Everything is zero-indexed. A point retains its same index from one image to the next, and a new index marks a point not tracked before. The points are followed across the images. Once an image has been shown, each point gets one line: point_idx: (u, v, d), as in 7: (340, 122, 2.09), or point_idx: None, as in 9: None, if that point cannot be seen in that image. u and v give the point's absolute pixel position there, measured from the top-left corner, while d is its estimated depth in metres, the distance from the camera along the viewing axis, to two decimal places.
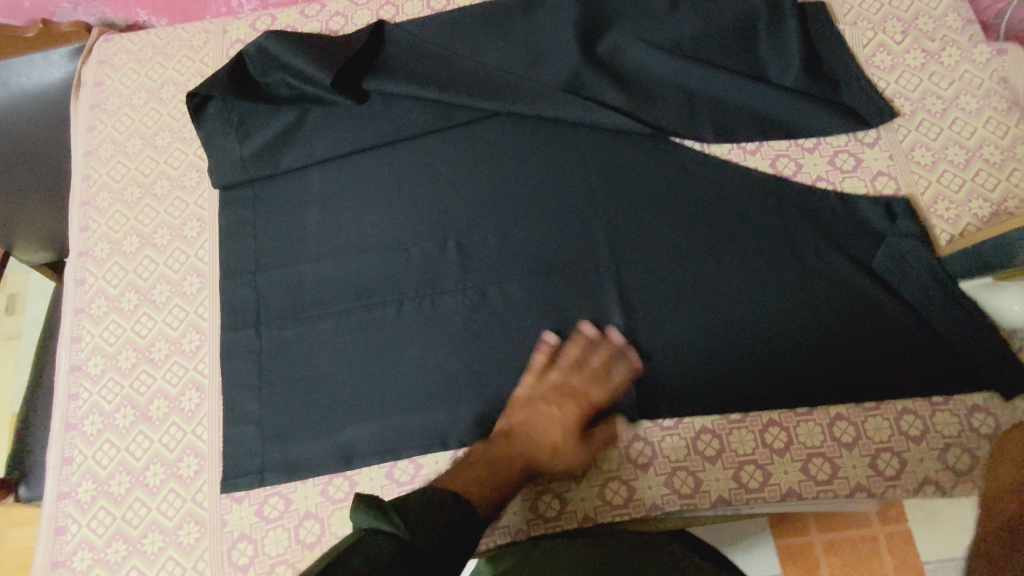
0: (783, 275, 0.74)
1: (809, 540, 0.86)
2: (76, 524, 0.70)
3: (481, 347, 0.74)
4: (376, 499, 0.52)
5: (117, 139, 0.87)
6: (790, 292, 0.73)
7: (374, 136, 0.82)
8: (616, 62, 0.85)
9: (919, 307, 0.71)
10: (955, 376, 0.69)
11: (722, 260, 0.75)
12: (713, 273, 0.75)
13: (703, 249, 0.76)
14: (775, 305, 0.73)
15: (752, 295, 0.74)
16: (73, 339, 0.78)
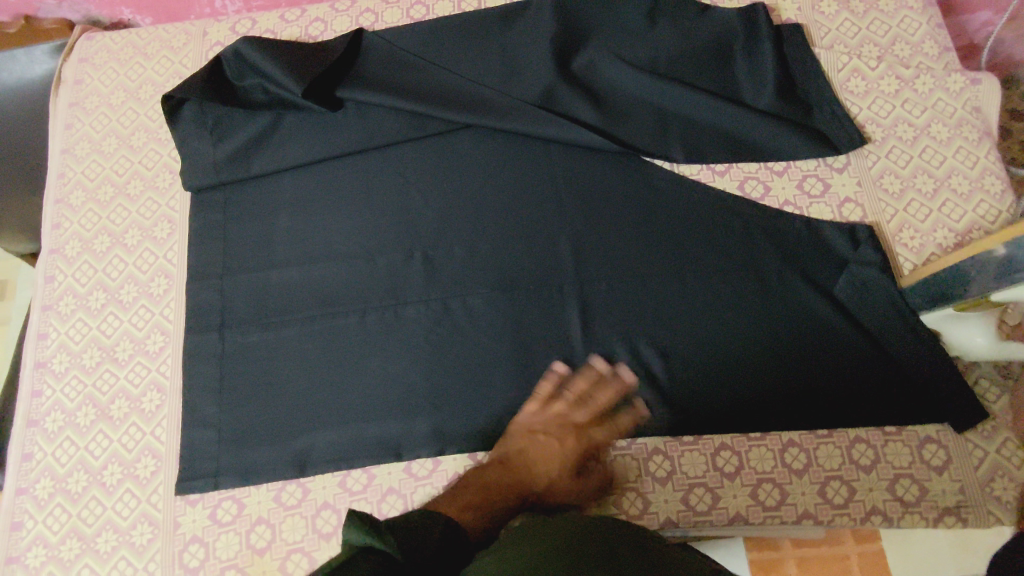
0: (745, 299, 0.74)
1: (781, 556, 0.72)
2: (32, 520, 0.71)
3: (440, 359, 0.74)
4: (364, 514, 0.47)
5: (93, 138, 0.88)
6: (751, 316, 0.73)
7: (347, 143, 0.83)
8: (592, 77, 0.85)
9: (877, 336, 0.71)
10: (906, 406, 0.69)
11: (686, 282, 0.75)
12: (677, 294, 0.75)
13: (667, 269, 0.76)
14: (735, 329, 0.73)
15: (713, 317, 0.74)
16: (39, 336, 0.79)
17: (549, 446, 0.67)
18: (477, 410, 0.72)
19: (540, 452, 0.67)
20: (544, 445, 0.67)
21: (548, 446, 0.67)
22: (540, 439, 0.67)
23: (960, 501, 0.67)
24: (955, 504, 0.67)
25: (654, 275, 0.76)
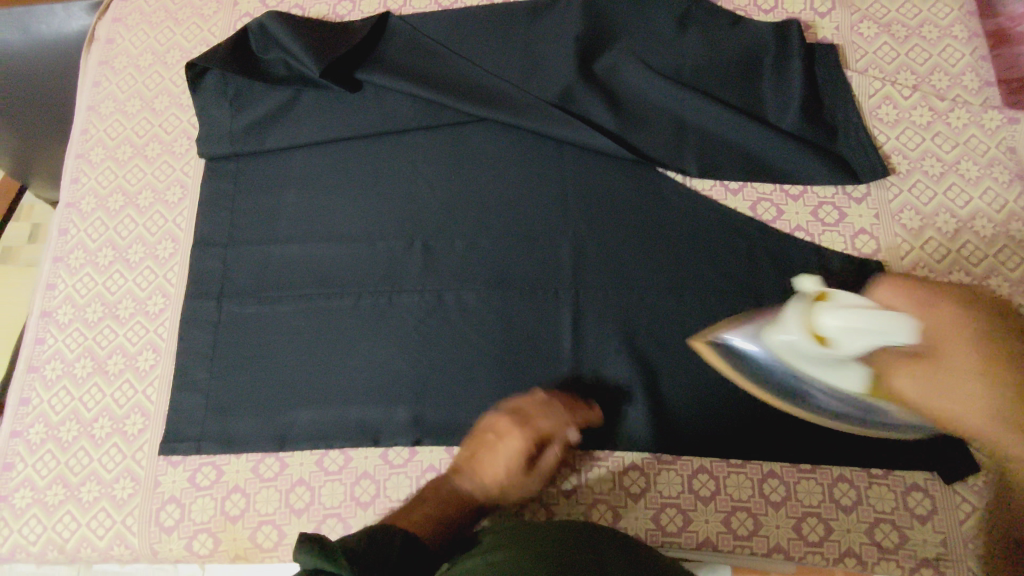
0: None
1: None
2: (22, 463, 0.74)
3: (428, 351, 0.75)
4: (317, 536, 0.48)
5: (118, 98, 0.90)
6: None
7: (361, 126, 0.83)
8: (613, 81, 0.84)
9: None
10: (900, 451, 0.67)
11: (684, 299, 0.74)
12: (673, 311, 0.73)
13: (666, 284, 0.75)
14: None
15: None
16: (48, 286, 0.82)
17: (494, 446, 0.66)
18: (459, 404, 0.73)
19: (489, 452, 0.66)
20: (493, 450, 0.66)
21: (493, 441, 0.66)
22: (486, 442, 0.66)
23: (940, 554, 0.65)
24: (935, 557, 0.65)
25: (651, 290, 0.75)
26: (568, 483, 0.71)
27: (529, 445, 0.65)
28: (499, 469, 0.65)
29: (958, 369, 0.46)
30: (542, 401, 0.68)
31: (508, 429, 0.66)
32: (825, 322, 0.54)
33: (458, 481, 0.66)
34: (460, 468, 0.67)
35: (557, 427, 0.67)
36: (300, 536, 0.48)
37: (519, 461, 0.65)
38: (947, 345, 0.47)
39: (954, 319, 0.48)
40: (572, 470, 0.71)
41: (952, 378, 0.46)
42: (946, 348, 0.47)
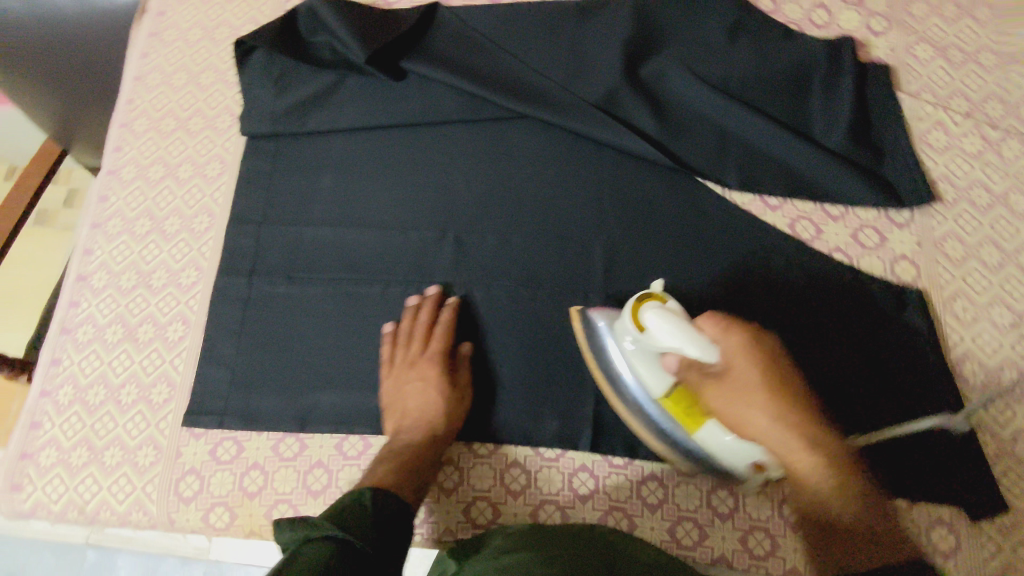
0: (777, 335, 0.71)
1: None
2: (50, 423, 0.75)
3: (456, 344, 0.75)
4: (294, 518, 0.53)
5: (165, 71, 0.91)
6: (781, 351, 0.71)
7: (402, 115, 0.83)
8: (658, 86, 0.83)
9: (906, 404, 0.68)
10: (925, 482, 0.66)
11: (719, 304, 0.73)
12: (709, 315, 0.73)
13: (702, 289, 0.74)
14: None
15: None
16: (85, 251, 0.83)
17: (411, 388, 0.70)
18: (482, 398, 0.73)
19: (413, 397, 0.70)
20: (415, 392, 0.70)
21: (411, 387, 0.70)
22: (404, 391, 0.70)
23: None
24: None
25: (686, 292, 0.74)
26: (585, 488, 0.70)
27: (439, 370, 0.71)
28: (432, 402, 0.69)
29: (743, 380, 0.60)
30: (420, 326, 0.73)
31: (412, 368, 0.71)
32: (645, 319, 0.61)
33: (402, 436, 0.68)
34: (400, 426, 0.69)
35: (447, 346, 0.72)
36: (276, 521, 0.52)
37: (442, 386, 0.70)
38: (738, 366, 0.60)
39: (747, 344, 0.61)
40: (589, 475, 0.71)
41: (744, 393, 0.60)
42: (734, 366, 0.60)
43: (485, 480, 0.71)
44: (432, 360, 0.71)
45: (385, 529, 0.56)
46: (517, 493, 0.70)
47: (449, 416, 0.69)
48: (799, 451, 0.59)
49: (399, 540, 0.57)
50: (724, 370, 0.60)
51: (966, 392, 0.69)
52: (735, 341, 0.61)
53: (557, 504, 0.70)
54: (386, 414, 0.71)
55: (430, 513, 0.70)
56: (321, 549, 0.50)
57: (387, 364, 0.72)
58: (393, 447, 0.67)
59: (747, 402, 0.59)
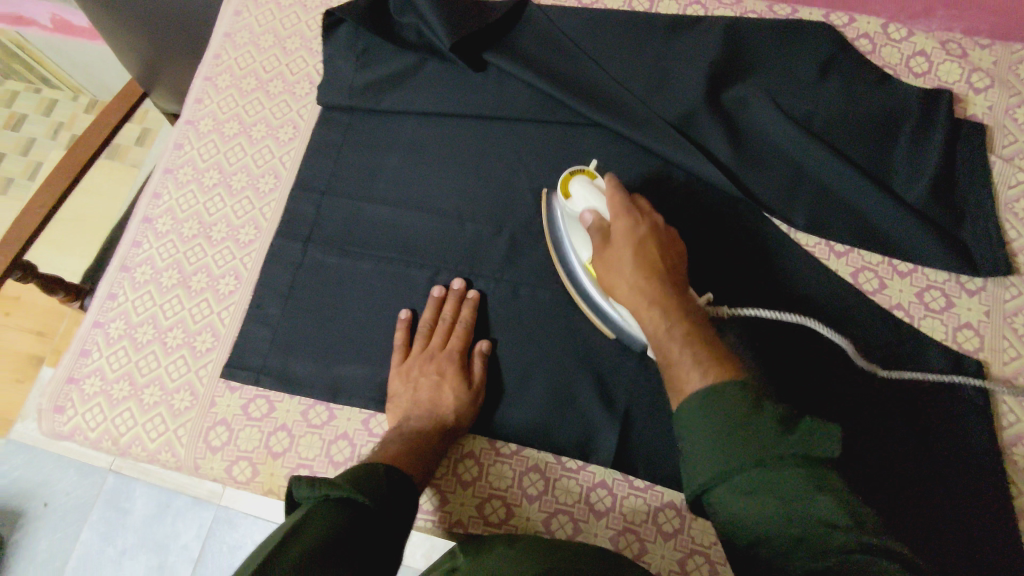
0: (754, 257, 0.75)
1: None
2: (98, 353, 0.78)
3: (495, 341, 0.76)
4: (312, 475, 0.56)
5: (254, 31, 0.93)
6: (755, 270, 0.75)
7: (475, 107, 0.84)
8: (738, 112, 0.81)
9: (929, 442, 0.67)
10: (863, 430, 0.67)
11: (708, 222, 0.77)
12: (694, 228, 0.77)
13: (697, 205, 0.78)
14: (736, 275, 0.75)
15: (719, 258, 0.75)
16: (154, 194, 0.86)
17: (425, 382, 0.72)
18: (512, 398, 0.73)
19: (426, 387, 0.71)
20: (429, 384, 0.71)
21: (426, 379, 0.72)
22: (417, 384, 0.72)
23: None
24: None
25: (682, 207, 0.78)
26: (602, 504, 0.69)
27: (455, 364, 0.72)
28: (445, 397, 0.70)
29: (622, 241, 0.63)
30: (442, 322, 0.75)
31: (429, 362, 0.73)
32: (574, 187, 0.70)
33: (410, 422, 0.69)
34: (409, 414, 0.70)
35: (466, 342, 0.74)
36: (296, 476, 0.56)
37: (457, 382, 0.71)
38: (621, 229, 0.64)
39: (637, 214, 0.65)
40: (608, 491, 0.70)
41: (616, 250, 0.63)
42: (615, 231, 0.64)
43: (503, 479, 0.71)
44: (448, 359, 0.73)
45: (396, 494, 0.60)
46: (532, 498, 0.70)
47: (459, 412, 0.70)
48: (653, 307, 0.58)
49: (408, 507, 0.61)
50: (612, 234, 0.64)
51: (1013, 476, 0.66)
52: (628, 212, 0.64)
53: (571, 516, 0.69)
54: (391, 398, 0.72)
55: (445, 502, 0.71)
56: (336, 512, 0.53)
57: (404, 351, 0.74)
58: (400, 433, 0.68)
59: (617, 256, 0.63)
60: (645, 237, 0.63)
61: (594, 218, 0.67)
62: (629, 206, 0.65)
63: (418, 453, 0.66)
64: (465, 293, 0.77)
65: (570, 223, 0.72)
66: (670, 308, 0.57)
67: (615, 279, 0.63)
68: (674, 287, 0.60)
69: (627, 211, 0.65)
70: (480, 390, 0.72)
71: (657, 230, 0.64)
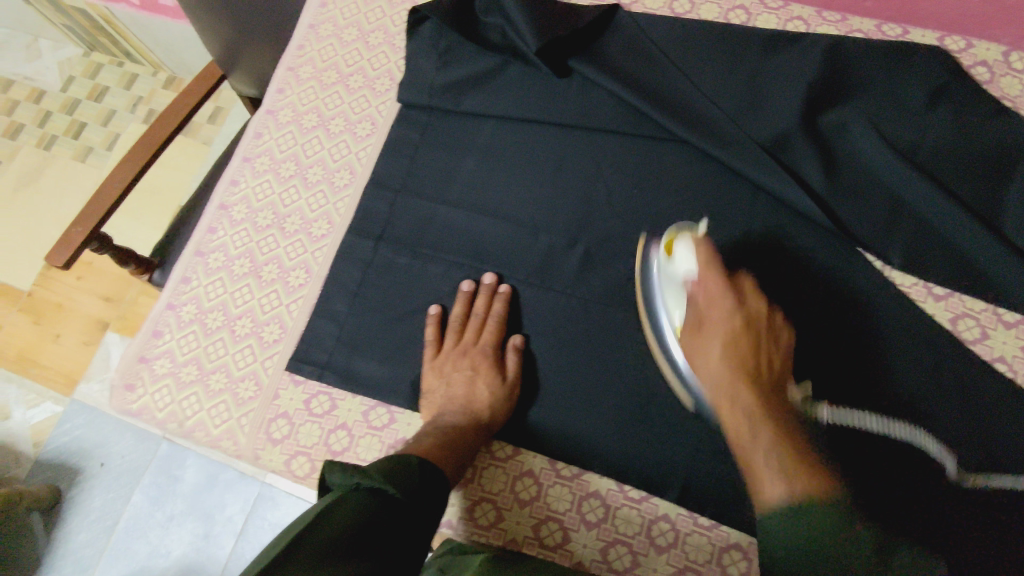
0: (843, 343, 0.71)
1: None
2: (169, 335, 0.79)
3: (527, 335, 0.76)
4: (345, 463, 0.58)
5: (339, 23, 0.92)
6: (840, 357, 0.70)
7: (557, 115, 0.82)
8: (836, 139, 0.77)
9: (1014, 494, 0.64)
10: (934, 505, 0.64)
11: (801, 295, 0.73)
12: (790, 299, 0.73)
13: (795, 275, 0.74)
14: (820, 352, 0.71)
15: (808, 333, 0.71)
16: (231, 181, 0.86)
17: (458, 377, 0.72)
18: (575, 419, 0.72)
19: (459, 382, 0.71)
20: (462, 379, 0.71)
21: (458, 374, 0.72)
22: (451, 379, 0.72)
23: None
24: None
25: (781, 276, 0.74)
26: (663, 539, 0.67)
27: (486, 359, 0.73)
28: (477, 392, 0.71)
29: (714, 330, 0.64)
30: (474, 316, 0.75)
31: (462, 357, 0.73)
32: (679, 248, 0.68)
33: (444, 416, 0.69)
34: (444, 409, 0.70)
35: (497, 336, 0.74)
36: (332, 461, 0.58)
37: (489, 377, 0.71)
38: (716, 318, 0.65)
39: (738, 300, 0.65)
40: (670, 526, 0.67)
41: (708, 338, 0.64)
42: (712, 313, 0.65)
43: (562, 502, 0.70)
44: (481, 353, 0.73)
45: (427, 488, 0.59)
46: (590, 525, 0.69)
47: (492, 406, 0.70)
48: (729, 396, 0.60)
49: (437, 504, 0.60)
50: (704, 318, 0.66)
51: None
52: (715, 278, 0.65)
53: (630, 546, 0.67)
54: (425, 394, 0.72)
55: (500, 520, 0.70)
56: (364, 502, 0.54)
57: (436, 346, 0.74)
58: (436, 426, 0.68)
59: (707, 339, 0.64)
60: (739, 330, 0.63)
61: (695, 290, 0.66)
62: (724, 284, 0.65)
63: (453, 445, 0.66)
64: (496, 286, 0.77)
65: (670, 287, 0.69)
66: (751, 405, 0.58)
67: (701, 366, 0.64)
68: (761, 385, 0.60)
69: (729, 292, 0.65)
70: (515, 385, 0.72)
71: (758, 321, 0.64)
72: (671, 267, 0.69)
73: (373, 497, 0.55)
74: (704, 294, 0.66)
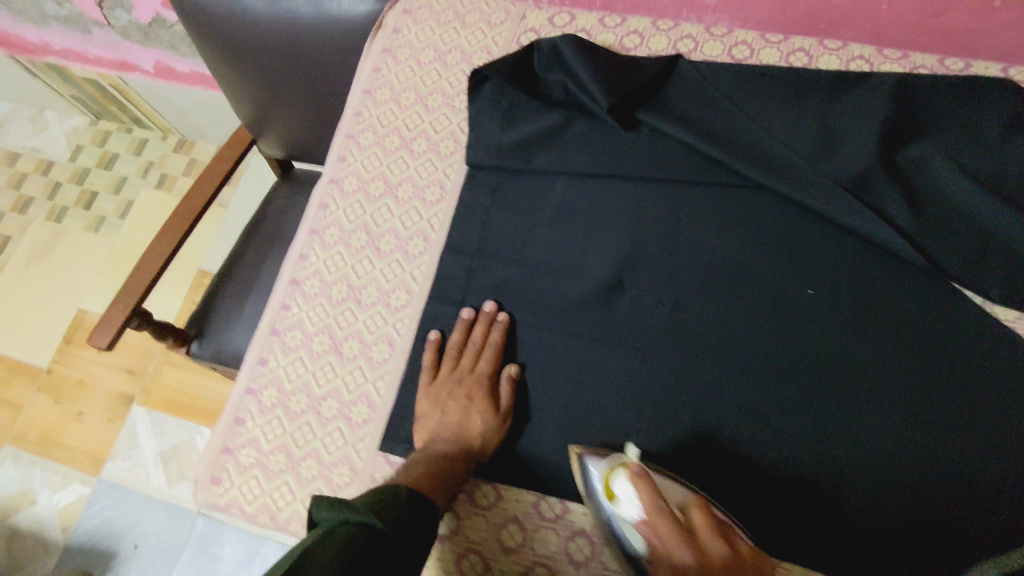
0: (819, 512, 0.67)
1: None
2: (253, 422, 0.77)
3: (523, 364, 0.76)
4: (330, 498, 0.56)
5: (396, 88, 0.92)
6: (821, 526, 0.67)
7: (628, 169, 0.81)
8: (916, 175, 0.76)
9: None
10: None
11: (753, 486, 0.68)
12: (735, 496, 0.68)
13: (737, 470, 0.69)
14: (794, 519, 0.67)
15: (770, 504, 0.68)
16: (301, 256, 0.84)
17: (454, 404, 0.72)
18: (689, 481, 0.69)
19: (453, 411, 0.72)
20: (455, 407, 0.72)
21: (450, 401, 0.72)
22: (445, 407, 0.72)
23: None
24: None
25: (722, 474, 0.69)
26: None
27: (480, 388, 0.73)
28: (470, 420, 0.71)
29: None
30: (472, 343, 0.75)
31: (459, 385, 0.73)
32: (617, 487, 0.61)
33: (437, 444, 0.69)
34: (437, 436, 0.70)
35: (494, 367, 0.74)
36: (316, 496, 0.56)
37: (483, 406, 0.71)
38: (677, 571, 0.52)
39: (694, 543, 0.53)
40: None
41: None
42: (665, 572, 0.53)
43: None
44: (478, 381, 0.73)
45: (416, 518, 0.58)
46: None
47: (484, 435, 0.70)
48: None
49: (427, 533, 0.59)
50: (658, 571, 0.54)
51: None
52: (664, 522, 0.54)
53: None
54: (420, 421, 0.72)
55: None
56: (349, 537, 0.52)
57: (432, 374, 0.75)
58: (427, 454, 0.68)
59: None
60: None
61: (640, 525, 0.57)
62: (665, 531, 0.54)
63: (442, 474, 0.66)
64: (496, 314, 0.77)
65: (623, 523, 0.62)
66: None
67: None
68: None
69: (686, 541, 0.53)
70: (509, 414, 0.72)
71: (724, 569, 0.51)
72: (616, 511, 0.62)
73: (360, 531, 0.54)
74: (652, 559, 0.56)
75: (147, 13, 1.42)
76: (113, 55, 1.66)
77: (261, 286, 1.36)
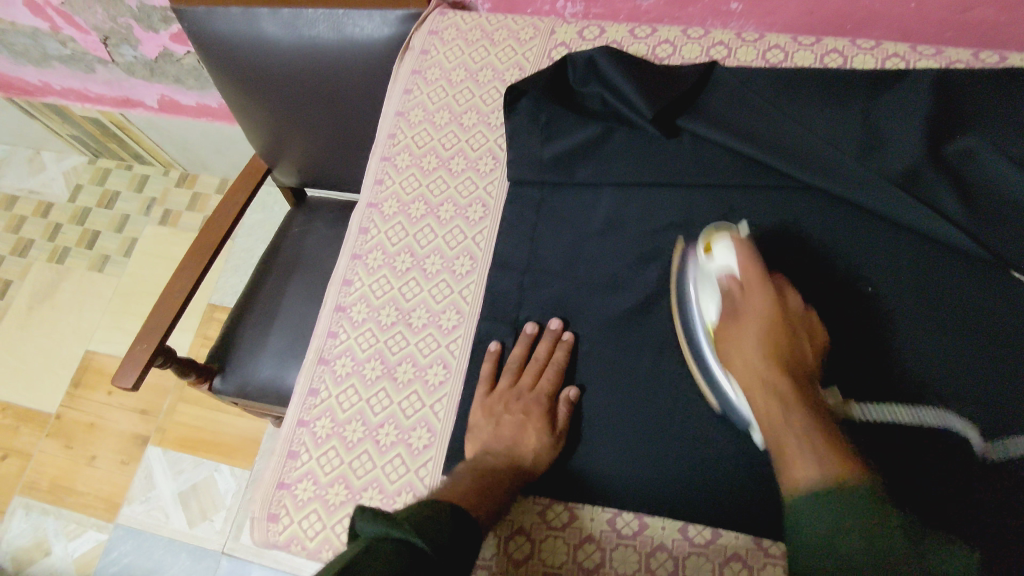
0: (858, 331, 0.72)
1: None
2: (307, 454, 0.74)
3: (584, 386, 0.74)
4: (377, 508, 0.53)
5: (429, 108, 0.92)
6: (854, 333, 0.72)
7: (673, 174, 0.81)
8: (964, 166, 0.76)
9: None
10: None
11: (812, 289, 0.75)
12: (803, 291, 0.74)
13: (809, 265, 0.76)
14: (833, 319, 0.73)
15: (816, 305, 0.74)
16: (344, 282, 0.83)
17: (510, 419, 0.70)
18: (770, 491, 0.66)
19: (509, 426, 0.70)
20: (511, 422, 0.70)
21: (506, 417, 0.71)
22: (501, 419, 0.71)
23: None
24: None
25: (798, 266, 0.76)
26: None
27: (539, 405, 0.71)
28: (525, 438, 0.69)
29: (754, 320, 0.64)
30: (534, 360, 0.74)
31: (517, 400, 0.72)
32: (719, 246, 0.70)
33: (487, 458, 0.68)
34: (490, 449, 0.69)
35: (557, 385, 0.72)
36: (362, 504, 0.54)
37: (541, 424, 0.69)
38: (757, 308, 0.65)
39: (777, 295, 0.65)
40: None
41: (744, 333, 0.64)
42: (751, 306, 0.65)
43: None
44: (537, 399, 0.71)
45: (459, 538, 0.56)
46: None
47: (538, 454, 0.68)
48: (769, 386, 0.59)
49: (470, 553, 0.57)
50: (741, 313, 0.66)
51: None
52: (755, 269, 0.67)
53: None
54: (472, 435, 0.71)
55: None
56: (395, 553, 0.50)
57: (490, 386, 0.74)
58: (473, 468, 0.66)
59: (745, 333, 0.64)
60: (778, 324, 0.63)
61: (731, 284, 0.68)
62: (765, 277, 0.66)
63: (484, 488, 0.64)
64: (561, 333, 0.75)
65: (700, 291, 0.70)
66: (787, 392, 0.59)
67: (735, 355, 0.64)
68: (795, 373, 0.60)
69: (769, 292, 0.66)
70: (564, 436, 0.70)
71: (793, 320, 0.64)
72: (705, 263, 0.71)
73: (400, 549, 0.50)
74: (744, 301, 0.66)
75: (154, 48, 1.40)
76: (117, 92, 1.65)
77: (283, 316, 1.33)
